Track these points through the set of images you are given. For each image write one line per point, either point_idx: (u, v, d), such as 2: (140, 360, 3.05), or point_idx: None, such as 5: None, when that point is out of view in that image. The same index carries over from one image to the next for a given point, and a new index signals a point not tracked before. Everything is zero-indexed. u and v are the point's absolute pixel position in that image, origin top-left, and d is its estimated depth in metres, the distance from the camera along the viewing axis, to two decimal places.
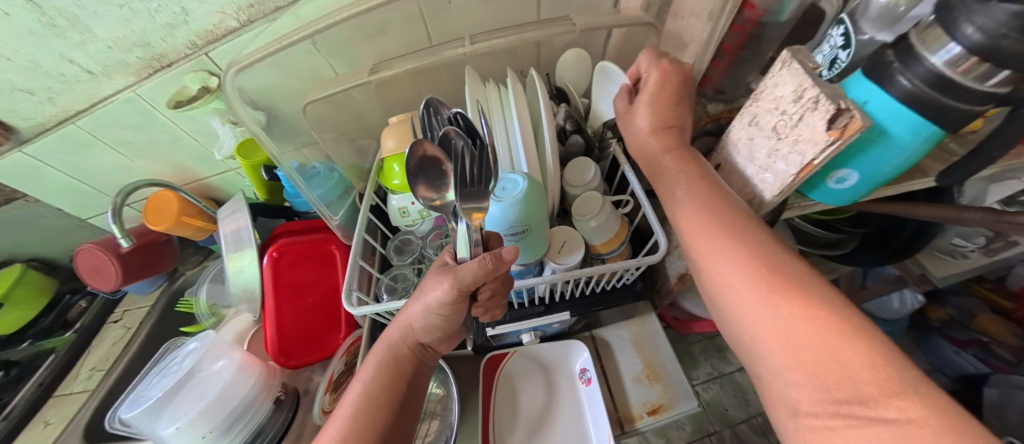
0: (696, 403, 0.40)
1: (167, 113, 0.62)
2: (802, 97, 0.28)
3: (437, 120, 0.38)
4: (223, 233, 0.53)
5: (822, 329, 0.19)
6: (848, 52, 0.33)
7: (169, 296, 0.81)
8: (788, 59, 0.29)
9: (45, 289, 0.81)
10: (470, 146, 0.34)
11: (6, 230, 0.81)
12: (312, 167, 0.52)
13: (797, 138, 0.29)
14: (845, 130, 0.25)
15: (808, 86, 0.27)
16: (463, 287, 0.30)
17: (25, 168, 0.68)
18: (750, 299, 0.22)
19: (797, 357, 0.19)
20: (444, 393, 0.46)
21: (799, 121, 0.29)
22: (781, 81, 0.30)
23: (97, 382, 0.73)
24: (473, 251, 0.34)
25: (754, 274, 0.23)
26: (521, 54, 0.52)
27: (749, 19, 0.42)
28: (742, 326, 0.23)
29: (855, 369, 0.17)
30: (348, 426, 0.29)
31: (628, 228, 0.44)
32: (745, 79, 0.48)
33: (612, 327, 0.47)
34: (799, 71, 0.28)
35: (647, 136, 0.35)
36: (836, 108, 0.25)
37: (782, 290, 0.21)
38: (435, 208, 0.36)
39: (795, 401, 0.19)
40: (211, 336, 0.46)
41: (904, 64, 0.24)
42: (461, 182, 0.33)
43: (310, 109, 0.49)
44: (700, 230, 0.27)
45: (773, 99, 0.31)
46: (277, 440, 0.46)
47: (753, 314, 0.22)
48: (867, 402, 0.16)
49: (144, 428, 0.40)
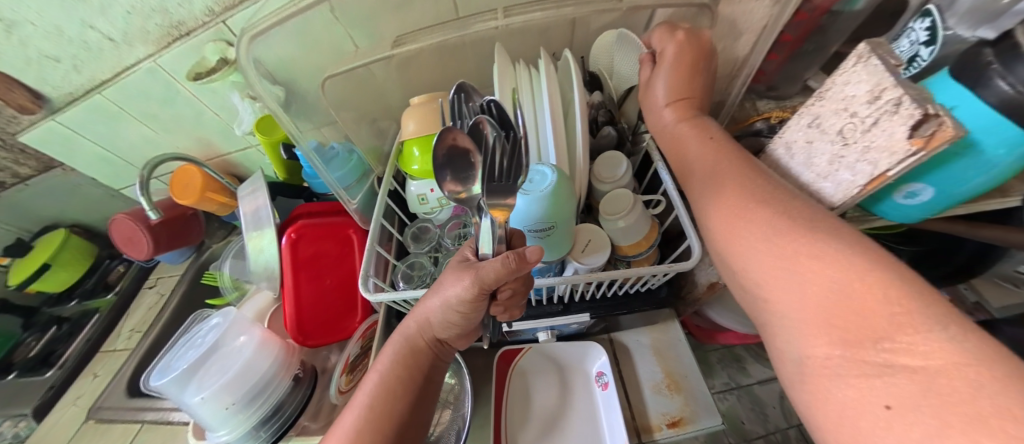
0: (719, 418, 0.39)
1: (187, 85, 0.61)
2: (879, 99, 0.24)
3: (469, 107, 0.36)
4: (243, 213, 0.55)
5: (818, 252, 0.20)
6: (932, 50, 0.28)
7: (196, 268, 0.84)
8: (868, 53, 0.25)
9: (87, 254, 0.89)
10: (502, 139, 0.31)
11: (52, 197, 0.86)
12: (331, 148, 0.50)
13: (869, 146, 0.25)
14: (930, 141, 0.22)
15: (889, 86, 0.23)
16: (484, 286, 0.29)
17: (60, 136, 0.71)
18: (748, 234, 0.24)
19: (791, 284, 0.20)
20: (457, 384, 0.46)
21: (873, 125, 0.25)
22: (854, 80, 0.26)
23: (135, 343, 0.77)
24: (497, 248, 0.32)
25: (753, 209, 0.25)
26: (551, 34, 0.48)
27: (820, 5, 0.33)
28: (757, 286, 0.23)
29: (850, 287, 0.18)
30: (365, 416, 0.30)
31: (658, 230, 0.41)
32: (802, 76, 0.40)
33: (631, 332, 0.46)
34: (879, 69, 0.24)
35: (662, 108, 0.36)
36: (923, 113, 0.21)
37: (781, 221, 0.23)
38: (460, 202, 0.33)
39: (790, 328, 0.20)
40: (233, 312, 0.47)
41: (1005, 66, 0.20)
42: (488, 174, 0.31)
43: (328, 86, 0.46)
44: (716, 192, 0.28)
45: (841, 99, 0.27)
46: (295, 417, 0.47)
47: (752, 247, 0.24)
48: (867, 321, 0.17)
49: (173, 396, 0.42)
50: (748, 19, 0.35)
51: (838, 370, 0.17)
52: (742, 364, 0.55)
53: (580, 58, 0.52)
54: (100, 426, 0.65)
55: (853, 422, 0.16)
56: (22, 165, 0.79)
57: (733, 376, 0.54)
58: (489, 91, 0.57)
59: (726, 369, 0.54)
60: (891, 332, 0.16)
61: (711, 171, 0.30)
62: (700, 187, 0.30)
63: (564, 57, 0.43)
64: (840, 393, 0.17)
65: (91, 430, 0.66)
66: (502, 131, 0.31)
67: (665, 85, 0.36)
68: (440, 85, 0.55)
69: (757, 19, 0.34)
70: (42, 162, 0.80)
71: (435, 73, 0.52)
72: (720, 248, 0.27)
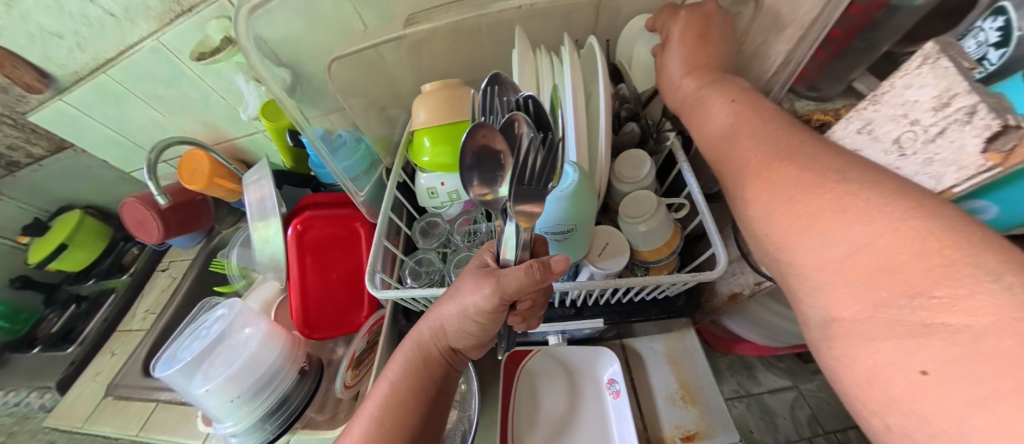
0: (735, 434, 0.39)
1: (191, 65, 0.59)
2: (947, 106, 0.20)
3: (501, 101, 0.33)
4: (249, 202, 0.54)
5: (847, 204, 0.17)
6: (1002, 52, 0.22)
7: (207, 254, 0.85)
8: (935, 54, 0.21)
9: (103, 234, 0.91)
10: (539, 141, 0.28)
11: (66, 178, 0.87)
12: (338, 136, 0.48)
13: (931, 158, 0.22)
14: (1011, 157, 0.18)
15: (961, 92, 0.19)
16: (504, 296, 0.28)
17: (68, 116, 0.70)
18: (770, 193, 0.21)
19: (814, 242, 0.17)
20: (466, 389, 0.46)
21: (937, 135, 0.21)
22: (917, 84, 0.22)
23: (149, 324, 0.79)
24: (521, 255, 0.31)
25: (777, 166, 0.21)
26: (577, 19, 0.45)
27: None
28: (777, 246, 0.20)
29: (886, 240, 0.15)
30: (375, 425, 0.30)
31: (680, 236, 0.39)
32: (847, 74, 0.34)
33: (644, 339, 0.47)
34: (949, 72, 0.20)
35: (682, 78, 0.33)
36: (1003, 125, 0.18)
37: (809, 174, 0.19)
38: (486, 203, 0.33)
39: (815, 293, 0.18)
40: (239, 303, 0.47)
41: None
42: (517, 178, 0.29)
43: (335, 68, 0.43)
44: (737, 149, 0.25)
45: (898, 104, 0.23)
46: (301, 409, 0.46)
47: (773, 206, 0.20)
48: (901, 277, 0.14)
49: (181, 386, 0.42)
50: (793, 10, 0.31)
51: (866, 333, 0.15)
52: (752, 372, 0.55)
53: (605, 41, 0.48)
54: (119, 402, 0.68)
55: (881, 387, 0.14)
56: (34, 145, 0.79)
57: (743, 384, 0.54)
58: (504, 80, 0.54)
59: (736, 376, 0.55)
60: (927, 286, 0.13)
61: (731, 132, 0.26)
62: (721, 148, 0.27)
63: (590, 44, 0.39)
64: (869, 358, 0.15)
65: (110, 406, 0.68)
66: (538, 132, 0.29)
67: (677, 63, 0.34)
68: (454, 71, 0.51)
69: (804, 12, 0.31)
70: (54, 143, 0.80)
71: (446, 59, 0.49)
72: (741, 212, 0.24)
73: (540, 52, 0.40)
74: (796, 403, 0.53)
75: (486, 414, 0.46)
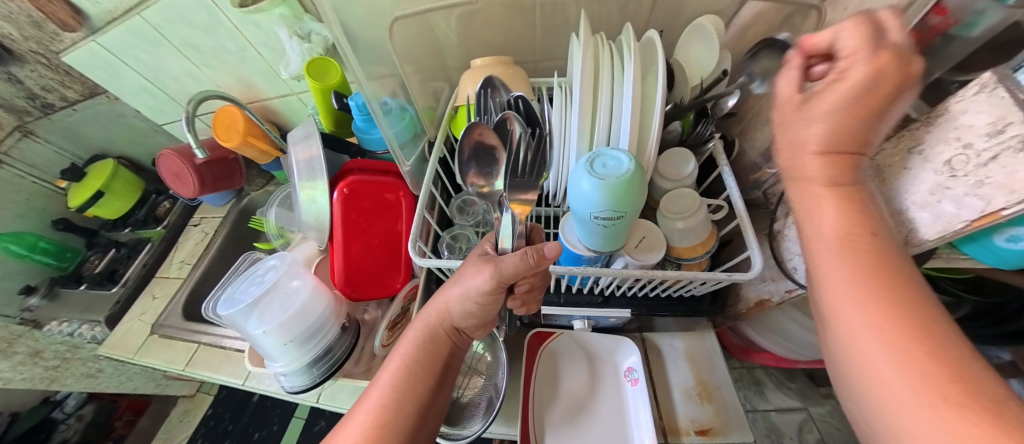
0: (749, 434, 0.42)
1: (230, 14, 0.58)
2: (1001, 134, 0.20)
3: (494, 101, 0.41)
4: (296, 160, 0.53)
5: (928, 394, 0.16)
6: None
7: (238, 212, 0.90)
8: (993, 83, 0.21)
9: (137, 186, 0.94)
10: (528, 135, 0.34)
11: (103, 124, 0.90)
12: (386, 103, 0.44)
13: (982, 181, 0.22)
14: None
15: (1015, 120, 0.19)
16: (502, 280, 0.32)
17: (103, 60, 0.71)
18: (856, 351, 0.20)
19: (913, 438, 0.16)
20: (491, 358, 0.50)
21: (990, 160, 0.21)
22: (973, 109, 0.22)
23: (186, 273, 0.84)
24: (518, 243, 0.35)
25: (857, 316, 0.20)
26: (631, 4, 0.45)
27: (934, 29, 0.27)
28: (866, 404, 0.20)
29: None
30: (391, 394, 0.34)
31: (716, 238, 0.40)
32: None
33: (665, 335, 0.51)
34: (1004, 102, 0.20)
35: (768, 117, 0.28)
36: None
37: (883, 330, 0.19)
38: (484, 195, 0.39)
39: None
40: (289, 256, 0.51)
41: None
42: (512, 170, 0.33)
43: (396, 30, 0.43)
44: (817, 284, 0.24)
45: (953, 127, 0.23)
46: (343, 359, 0.50)
47: (859, 366, 0.20)
48: None
49: (237, 323, 0.46)
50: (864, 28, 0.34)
51: None
52: (760, 389, 0.60)
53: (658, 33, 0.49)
54: (163, 340, 0.73)
55: None
56: (68, 88, 0.81)
57: (751, 399, 0.59)
58: (548, 66, 0.54)
59: (744, 392, 0.59)
60: None
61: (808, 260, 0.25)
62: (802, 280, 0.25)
63: (649, 36, 0.40)
64: None
65: (156, 343, 0.74)
66: (528, 127, 0.34)
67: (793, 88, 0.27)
68: (505, 48, 0.52)
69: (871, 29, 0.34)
70: (87, 87, 0.82)
71: (497, 34, 0.49)
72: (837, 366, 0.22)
73: (600, 38, 0.40)
74: (805, 425, 0.56)
75: (511, 384, 0.50)
